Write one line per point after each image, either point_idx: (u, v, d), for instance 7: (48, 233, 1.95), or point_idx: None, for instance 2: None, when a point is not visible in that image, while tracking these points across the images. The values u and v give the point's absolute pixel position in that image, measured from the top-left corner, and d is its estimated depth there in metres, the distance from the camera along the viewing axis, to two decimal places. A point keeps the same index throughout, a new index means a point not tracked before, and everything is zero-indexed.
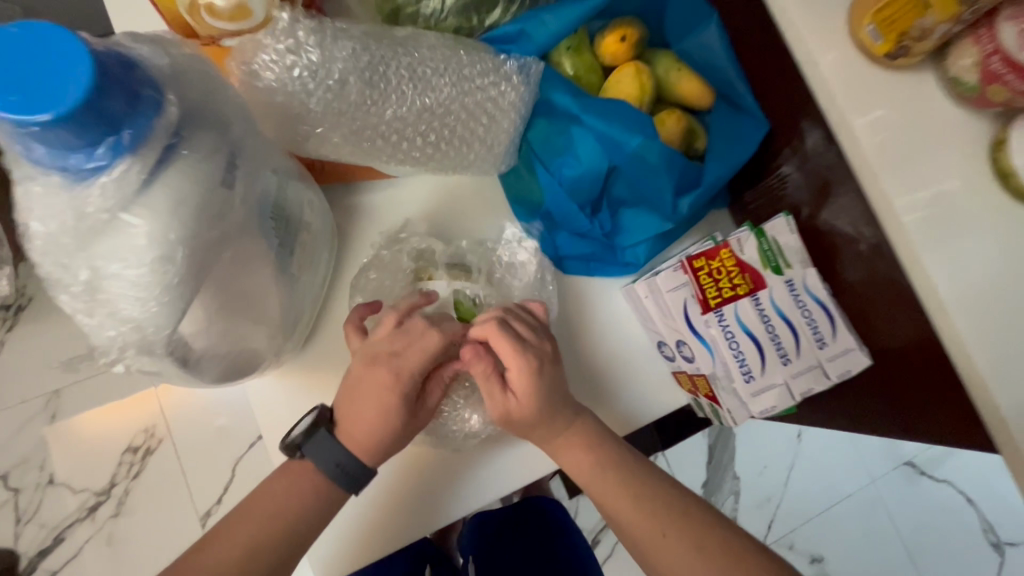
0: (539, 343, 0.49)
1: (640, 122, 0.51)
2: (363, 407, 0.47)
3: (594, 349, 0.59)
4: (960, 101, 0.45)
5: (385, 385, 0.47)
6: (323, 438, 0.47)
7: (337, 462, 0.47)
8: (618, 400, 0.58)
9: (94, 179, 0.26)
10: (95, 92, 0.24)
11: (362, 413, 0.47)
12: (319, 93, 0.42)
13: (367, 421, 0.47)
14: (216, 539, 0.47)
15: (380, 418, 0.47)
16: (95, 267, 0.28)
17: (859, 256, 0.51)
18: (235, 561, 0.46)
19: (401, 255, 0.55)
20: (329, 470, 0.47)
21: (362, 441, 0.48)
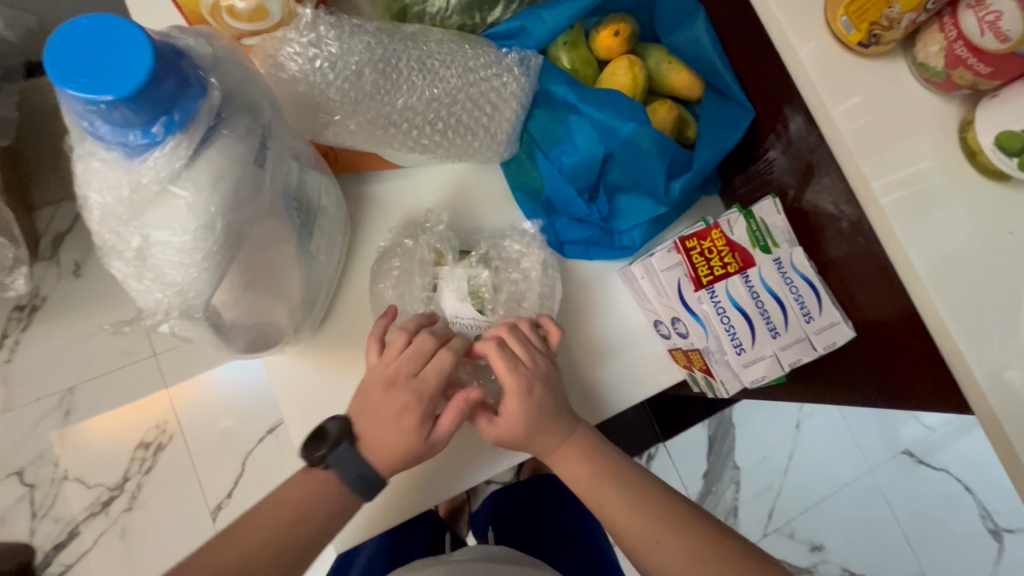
0: (535, 360, 0.52)
1: (633, 109, 0.55)
2: (385, 428, 0.50)
3: (586, 333, 0.62)
4: (930, 86, 0.48)
5: (404, 405, 0.50)
6: (345, 452, 0.49)
7: (359, 474, 0.50)
8: (610, 379, 0.61)
9: (148, 153, 0.29)
10: (152, 75, 0.27)
11: (383, 435, 0.50)
12: (337, 83, 0.46)
13: (387, 445, 0.50)
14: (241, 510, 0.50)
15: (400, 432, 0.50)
16: (145, 235, 0.31)
17: (841, 234, 0.54)
18: (259, 527, 0.49)
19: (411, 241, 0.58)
20: (353, 481, 0.50)
21: (382, 456, 0.50)
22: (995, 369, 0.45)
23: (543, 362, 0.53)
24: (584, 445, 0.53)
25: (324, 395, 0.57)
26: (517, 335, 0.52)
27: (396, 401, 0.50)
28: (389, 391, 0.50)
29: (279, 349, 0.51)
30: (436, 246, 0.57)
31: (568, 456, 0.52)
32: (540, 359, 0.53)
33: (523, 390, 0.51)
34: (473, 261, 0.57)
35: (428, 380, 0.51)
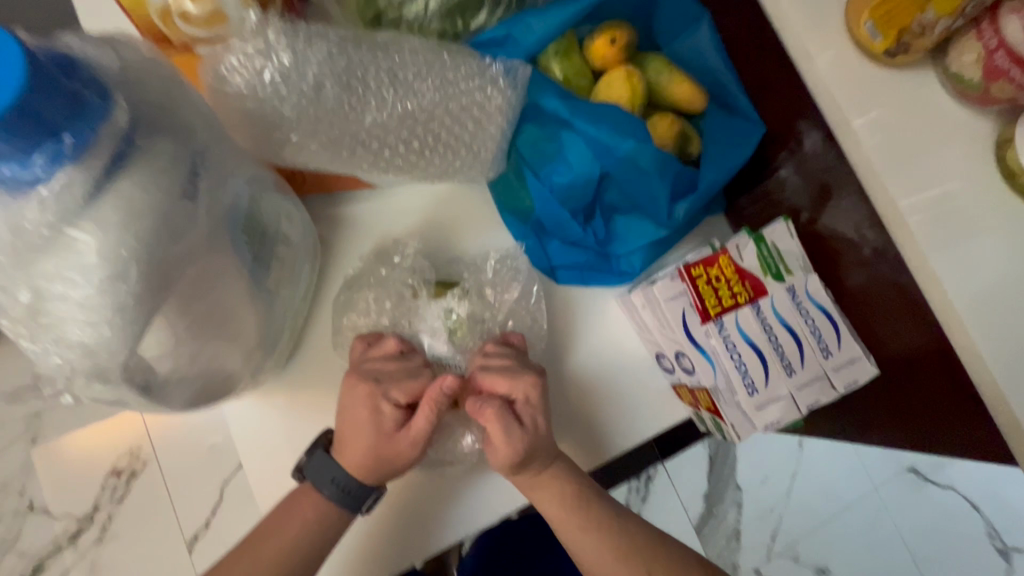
0: (522, 372, 0.47)
1: (632, 124, 0.50)
2: (348, 421, 0.45)
3: (564, 370, 0.56)
4: (963, 99, 0.43)
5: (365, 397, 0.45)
6: (319, 458, 0.45)
7: (332, 479, 0.45)
8: (595, 426, 0.55)
9: (33, 192, 0.23)
10: (30, 95, 0.21)
11: (346, 427, 0.45)
12: (293, 98, 0.40)
13: (355, 445, 0.44)
14: None
15: (366, 419, 0.44)
16: (38, 289, 0.25)
17: (863, 262, 0.49)
18: None
19: (383, 270, 0.52)
20: (328, 489, 0.45)
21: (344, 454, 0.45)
22: None
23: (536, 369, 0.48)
24: (582, 502, 0.47)
25: (288, 441, 0.51)
26: (502, 358, 0.48)
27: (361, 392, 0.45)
28: (352, 380, 0.46)
29: (236, 395, 0.45)
30: (409, 279, 0.52)
31: (562, 512, 0.47)
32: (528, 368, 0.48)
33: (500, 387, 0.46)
34: (451, 296, 0.51)
35: (371, 403, 0.45)
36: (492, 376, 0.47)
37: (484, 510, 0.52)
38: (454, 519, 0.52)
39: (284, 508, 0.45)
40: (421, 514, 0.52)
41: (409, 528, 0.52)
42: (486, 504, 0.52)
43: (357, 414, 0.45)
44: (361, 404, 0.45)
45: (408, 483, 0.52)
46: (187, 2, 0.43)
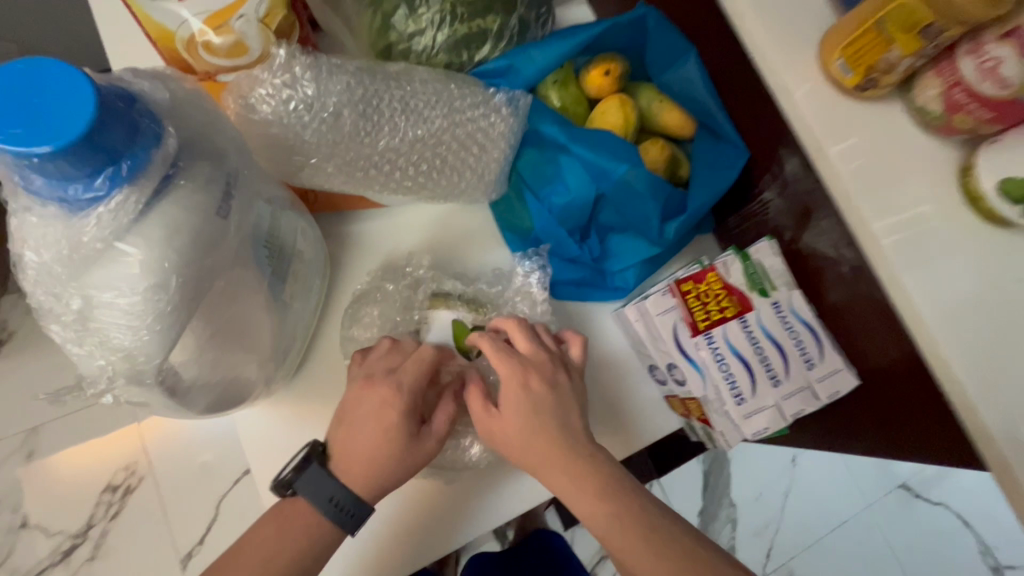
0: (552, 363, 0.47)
1: (626, 150, 0.53)
2: (359, 430, 0.46)
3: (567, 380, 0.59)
4: (927, 130, 0.47)
5: (386, 399, 0.46)
6: (314, 471, 0.45)
7: (330, 498, 0.44)
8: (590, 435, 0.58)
9: (91, 209, 0.26)
10: (95, 124, 0.24)
11: (357, 436, 0.46)
12: (314, 125, 0.44)
13: (367, 448, 0.45)
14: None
15: (383, 427, 0.46)
16: (88, 296, 0.28)
17: (841, 278, 0.52)
18: None
19: (386, 284, 0.55)
20: (326, 508, 0.44)
21: (361, 463, 0.45)
22: (1008, 426, 0.43)
23: (565, 380, 0.47)
24: None
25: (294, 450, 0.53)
26: (537, 361, 0.47)
27: (378, 397, 0.46)
28: (366, 388, 0.47)
29: (248, 403, 0.47)
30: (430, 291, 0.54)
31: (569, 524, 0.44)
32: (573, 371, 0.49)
33: (527, 394, 0.46)
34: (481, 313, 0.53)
35: (392, 407, 0.46)
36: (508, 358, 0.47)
37: (486, 514, 0.54)
38: (457, 523, 0.54)
39: (274, 524, 0.44)
40: (426, 518, 0.54)
41: (414, 531, 0.54)
42: (489, 509, 0.54)
43: (378, 418, 0.46)
44: (379, 412, 0.46)
45: (414, 487, 0.54)
46: (213, 34, 0.47)
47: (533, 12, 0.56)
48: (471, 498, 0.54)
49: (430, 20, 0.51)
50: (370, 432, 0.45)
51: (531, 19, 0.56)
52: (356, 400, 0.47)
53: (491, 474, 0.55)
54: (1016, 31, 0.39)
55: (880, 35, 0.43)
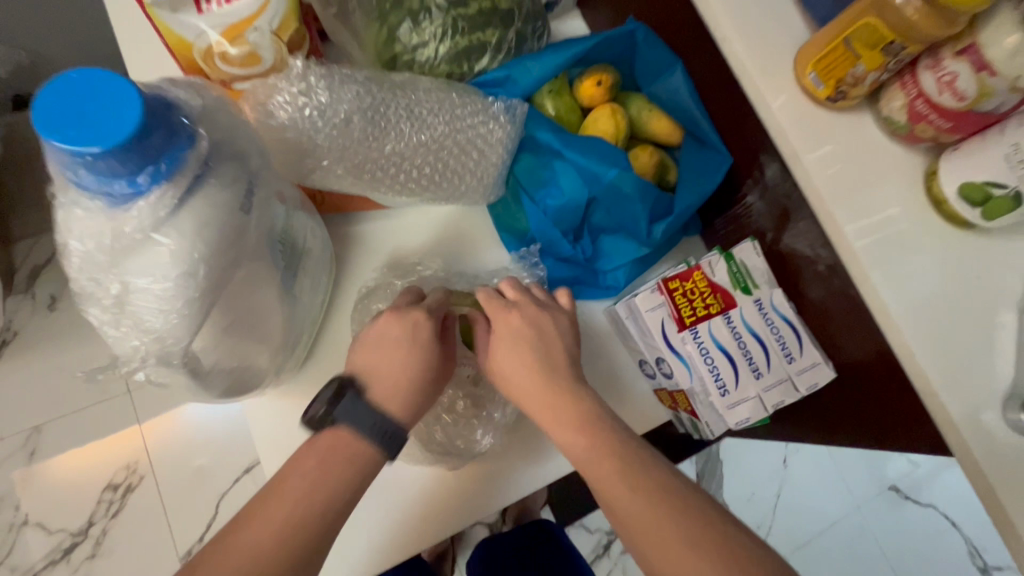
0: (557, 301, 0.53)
1: (615, 156, 0.57)
2: (391, 354, 0.47)
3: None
4: (895, 138, 0.50)
5: (417, 323, 0.49)
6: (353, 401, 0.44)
7: (375, 425, 0.44)
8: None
9: (132, 203, 0.29)
10: (142, 127, 0.27)
11: (389, 358, 0.47)
12: (326, 130, 0.47)
13: (399, 365, 0.47)
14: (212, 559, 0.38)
15: (408, 357, 0.47)
16: (125, 282, 0.31)
17: (818, 276, 0.55)
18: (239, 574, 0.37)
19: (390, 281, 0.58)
20: (370, 435, 0.44)
21: (394, 384, 0.47)
22: (970, 412, 0.46)
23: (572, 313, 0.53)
24: None
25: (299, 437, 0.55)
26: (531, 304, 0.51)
27: (406, 325, 0.48)
28: (396, 316, 0.49)
29: (259, 391, 0.50)
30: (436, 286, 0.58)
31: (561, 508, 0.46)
32: (559, 318, 0.51)
33: (516, 334, 0.49)
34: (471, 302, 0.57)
35: (426, 327, 0.49)
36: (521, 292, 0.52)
37: (484, 501, 0.57)
38: (456, 510, 0.56)
39: (315, 458, 0.42)
40: (424, 506, 0.56)
41: (414, 519, 0.56)
42: (487, 496, 0.57)
43: (412, 340, 0.48)
44: (404, 343, 0.48)
45: (415, 476, 0.56)
46: (229, 46, 0.50)
47: (530, 25, 0.60)
48: (470, 485, 0.57)
49: (432, 33, 0.55)
50: (402, 352, 0.47)
51: (528, 32, 0.60)
52: (378, 333, 0.49)
53: (486, 463, 0.57)
54: (969, 48, 0.42)
55: (848, 51, 0.46)
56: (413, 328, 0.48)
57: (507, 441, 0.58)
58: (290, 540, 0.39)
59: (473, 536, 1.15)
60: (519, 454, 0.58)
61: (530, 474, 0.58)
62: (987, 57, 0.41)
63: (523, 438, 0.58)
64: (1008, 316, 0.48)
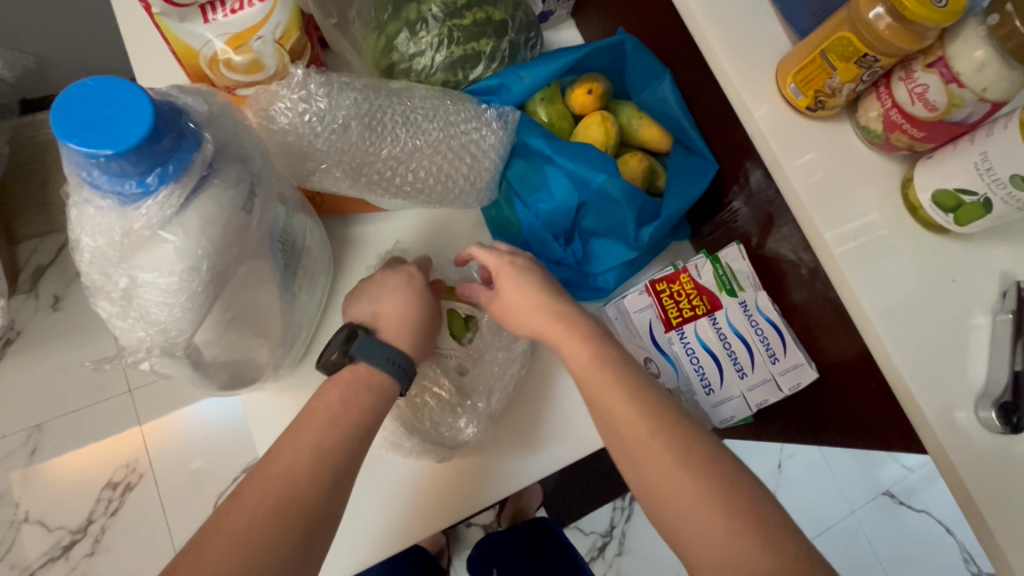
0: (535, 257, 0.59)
1: (604, 161, 0.59)
2: (392, 299, 0.53)
3: (551, 371, 0.63)
4: (873, 147, 0.52)
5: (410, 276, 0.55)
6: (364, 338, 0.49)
7: (388, 358, 0.49)
8: (571, 422, 0.61)
9: (141, 201, 0.31)
10: (153, 130, 0.29)
11: (390, 304, 0.52)
12: (325, 135, 0.49)
13: (401, 308, 0.52)
14: (238, 505, 0.39)
15: (407, 302, 0.53)
16: (132, 276, 0.33)
17: (801, 279, 0.57)
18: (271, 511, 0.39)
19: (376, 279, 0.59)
20: (384, 367, 0.49)
21: (398, 324, 0.52)
22: (945, 410, 0.48)
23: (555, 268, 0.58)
24: None
25: None
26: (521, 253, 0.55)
27: (402, 275, 0.54)
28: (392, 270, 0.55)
29: (258, 385, 0.52)
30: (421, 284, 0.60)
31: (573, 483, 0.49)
32: None
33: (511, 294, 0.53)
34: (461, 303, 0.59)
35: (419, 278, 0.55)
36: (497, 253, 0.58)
37: (473, 497, 0.58)
38: (445, 505, 0.57)
39: (339, 392, 0.46)
40: (417, 499, 0.57)
41: (404, 512, 0.57)
42: (475, 491, 0.58)
43: (410, 289, 0.54)
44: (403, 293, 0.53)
45: (407, 469, 0.58)
46: (234, 54, 0.53)
47: (523, 35, 0.62)
48: (459, 481, 0.58)
49: (429, 42, 0.57)
50: (402, 297, 0.53)
51: (521, 42, 0.62)
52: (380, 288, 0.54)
53: (477, 457, 0.59)
54: (939, 61, 0.44)
55: (824, 62, 0.48)
56: (408, 280, 0.54)
57: (496, 437, 0.60)
58: (323, 465, 0.42)
59: (468, 537, 1.19)
60: (508, 449, 0.60)
61: (518, 470, 0.59)
62: (956, 71, 0.44)
63: (513, 433, 0.60)
64: (981, 318, 0.50)
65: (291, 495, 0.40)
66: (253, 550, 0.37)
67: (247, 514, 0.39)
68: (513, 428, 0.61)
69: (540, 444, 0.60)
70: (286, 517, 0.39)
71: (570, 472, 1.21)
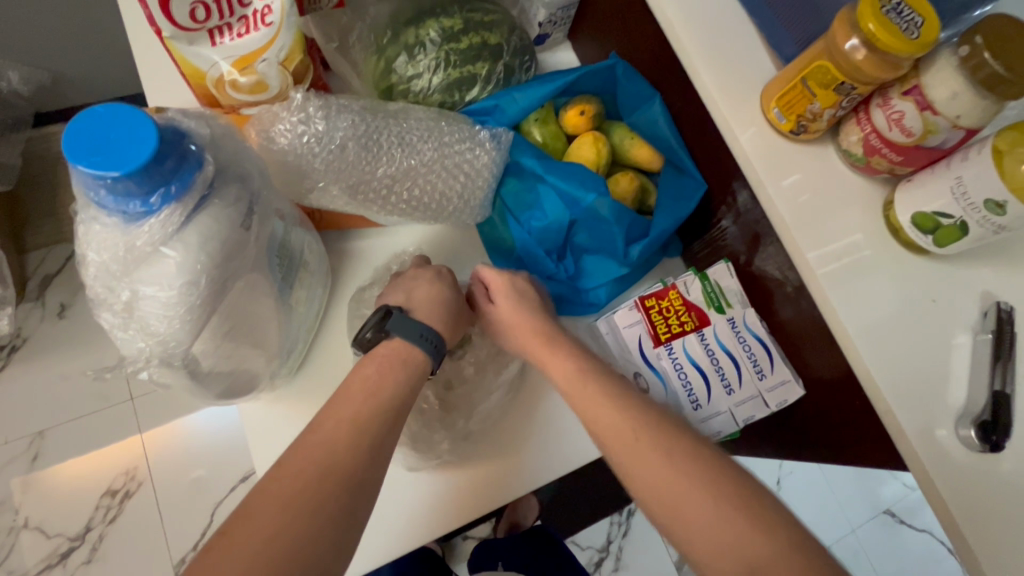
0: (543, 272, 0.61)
1: (594, 181, 0.60)
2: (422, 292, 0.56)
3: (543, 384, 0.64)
4: (854, 169, 0.54)
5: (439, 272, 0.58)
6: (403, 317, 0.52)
7: (421, 334, 0.52)
8: (563, 435, 0.62)
9: (144, 220, 0.33)
10: (157, 153, 0.31)
11: (421, 294, 0.56)
12: (323, 154, 0.51)
13: (430, 298, 0.56)
14: (280, 475, 0.41)
15: (435, 296, 0.56)
16: (135, 289, 0.35)
17: (787, 297, 0.58)
18: (312, 477, 0.41)
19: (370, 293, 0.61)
20: (418, 342, 0.52)
21: (427, 312, 0.55)
22: (925, 429, 0.49)
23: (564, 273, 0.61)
24: None
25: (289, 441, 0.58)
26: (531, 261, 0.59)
27: (430, 271, 0.58)
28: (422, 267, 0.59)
29: (254, 394, 0.53)
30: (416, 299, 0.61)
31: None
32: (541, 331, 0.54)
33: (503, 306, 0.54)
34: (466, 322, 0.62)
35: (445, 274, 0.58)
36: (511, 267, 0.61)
37: (464, 508, 0.59)
38: (437, 516, 0.58)
39: (374, 367, 0.49)
40: (408, 510, 0.58)
41: (395, 522, 0.58)
42: (466, 504, 0.59)
43: (435, 284, 0.57)
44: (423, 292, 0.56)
45: (398, 480, 0.59)
46: (239, 75, 0.56)
47: (518, 58, 0.64)
48: (452, 491, 0.59)
49: (426, 65, 0.59)
50: (433, 289, 0.56)
51: (516, 65, 0.64)
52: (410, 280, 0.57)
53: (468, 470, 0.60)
54: (913, 89, 0.46)
55: (804, 89, 0.49)
56: (438, 276, 0.58)
57: (488, 449, 0.61)
58: (359, 437, 0.44)
59: (462, 550, 1.19)
60: (501, 459, 0.61)
61: (509, 483, 0.60)
62: (930, 98, 0.45)
63: (504, 444, 0.61)
64: (962, 338, 0.51)
65: (331, 464, 0.42)
66: (296, 512, 0.39)
67: (290, 481, 0.40)
68: (506, 438, 0.62)
69: (533, 456, 0.61)
70: (325, 485, 0.41)
71: (565, 486, 1.21)
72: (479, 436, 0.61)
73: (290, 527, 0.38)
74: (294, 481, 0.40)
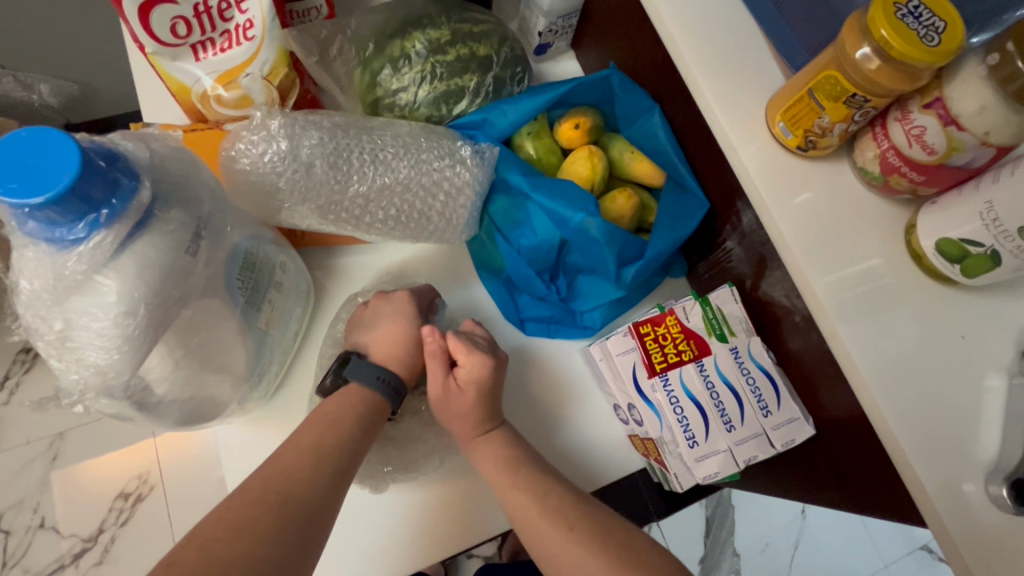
0: (485, 359, 0.52)
1: (583, 200, 0.57)
2: (382, 329, 0.54)
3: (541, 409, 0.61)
4: (872, 189, 0.49)
5: (405, 308, 0.55)
6: (355, 360, 0.51)
7: (378, 376, 0.51)
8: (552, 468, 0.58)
9: (73, 248, 0.31)
10: (80, 180, 0.29)
11: (383, 336, 0.54)
12: (288, 174, 0.50)
13: (387, 339, 0.54)
14: (236, 500, 0.39)
15: (399, 327, 0.54)
16: (68, 319, 0.34)
17: (796, 327, 0.53)
18: (265, 513, 0.38)
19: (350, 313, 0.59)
20: (373, 384, 0.51)
21: (392, 355, 0.53)
22: (950, 483, 0.43)
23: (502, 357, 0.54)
24: None
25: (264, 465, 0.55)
26: (466, 365, 0.52)
27: (392, 303, 0.56)
28: (384, 299, 0.56)
29: (223, 418, 0.51)
30: None
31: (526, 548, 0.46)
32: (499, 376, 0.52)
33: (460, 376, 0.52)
34: None
35: (407, 310, 0.55)
36: (459, 346, 0.52)
37: (442, 541, 0.55)
38: (412, 552, 0.54)
39: (333, 402, 0.48)
40: (382, 544, 0.54)
41: (369, 552, 0.54)
42: (445, 539, 0.55)
43: (399, 316, 0.55)
44: (392, 318, 0.54)
45: (374, 512, 0.55)
46: (223, 90, 0.55)
47: (509, 70, 0.61)
48: (432, 523, 0.55)
49: (411, 78, 0.57)
50: (394, 327, 0.54)
51: (506, 77, 0.61)
52: (373, 311, 0.56)
53: (449, 503, 0.56)
54: (935, 101, 0.41)
55: (812, 102, 0.45)
56: (404, 303, 0.56)
57: (471, 482, 0.57)
58: (323, 467, 0.43)
59: (466, 569, 1.16)
60: (485, 492, 0.57)
61: (492, 518, 0.56)
62: (954, 112, 0.40)
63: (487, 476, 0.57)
64: (994, 380, 0.45)
65: (288, 493, 0.40)
66: (254, 538, 0.36)
67: (246, 505, 0.38)
68: None
69: None
70: (291, 518, 0.39)
71: None
72: (465, 461, 0.58)
73: (250, 553, 0.35)
74: (246, 509, 0.38)
